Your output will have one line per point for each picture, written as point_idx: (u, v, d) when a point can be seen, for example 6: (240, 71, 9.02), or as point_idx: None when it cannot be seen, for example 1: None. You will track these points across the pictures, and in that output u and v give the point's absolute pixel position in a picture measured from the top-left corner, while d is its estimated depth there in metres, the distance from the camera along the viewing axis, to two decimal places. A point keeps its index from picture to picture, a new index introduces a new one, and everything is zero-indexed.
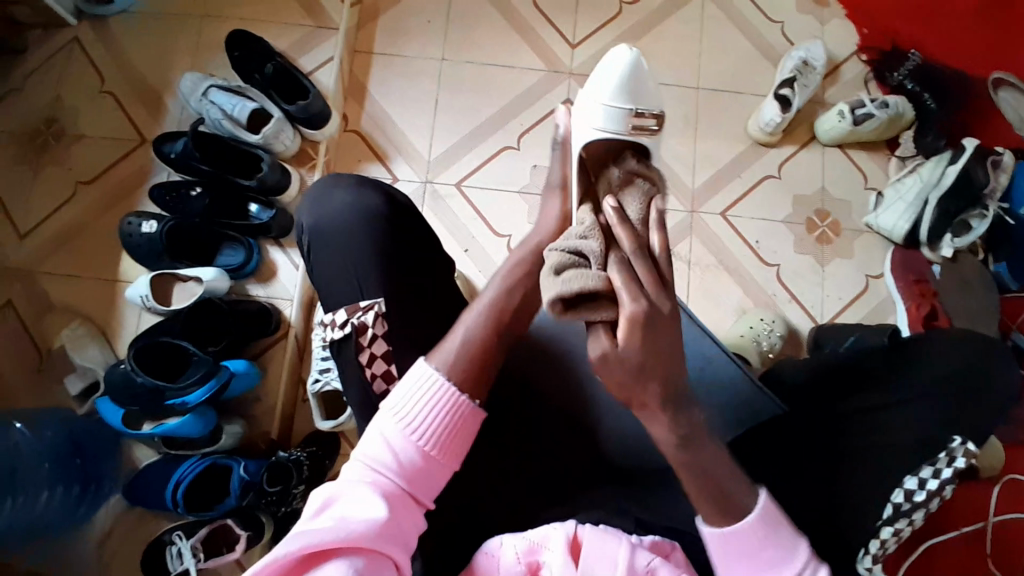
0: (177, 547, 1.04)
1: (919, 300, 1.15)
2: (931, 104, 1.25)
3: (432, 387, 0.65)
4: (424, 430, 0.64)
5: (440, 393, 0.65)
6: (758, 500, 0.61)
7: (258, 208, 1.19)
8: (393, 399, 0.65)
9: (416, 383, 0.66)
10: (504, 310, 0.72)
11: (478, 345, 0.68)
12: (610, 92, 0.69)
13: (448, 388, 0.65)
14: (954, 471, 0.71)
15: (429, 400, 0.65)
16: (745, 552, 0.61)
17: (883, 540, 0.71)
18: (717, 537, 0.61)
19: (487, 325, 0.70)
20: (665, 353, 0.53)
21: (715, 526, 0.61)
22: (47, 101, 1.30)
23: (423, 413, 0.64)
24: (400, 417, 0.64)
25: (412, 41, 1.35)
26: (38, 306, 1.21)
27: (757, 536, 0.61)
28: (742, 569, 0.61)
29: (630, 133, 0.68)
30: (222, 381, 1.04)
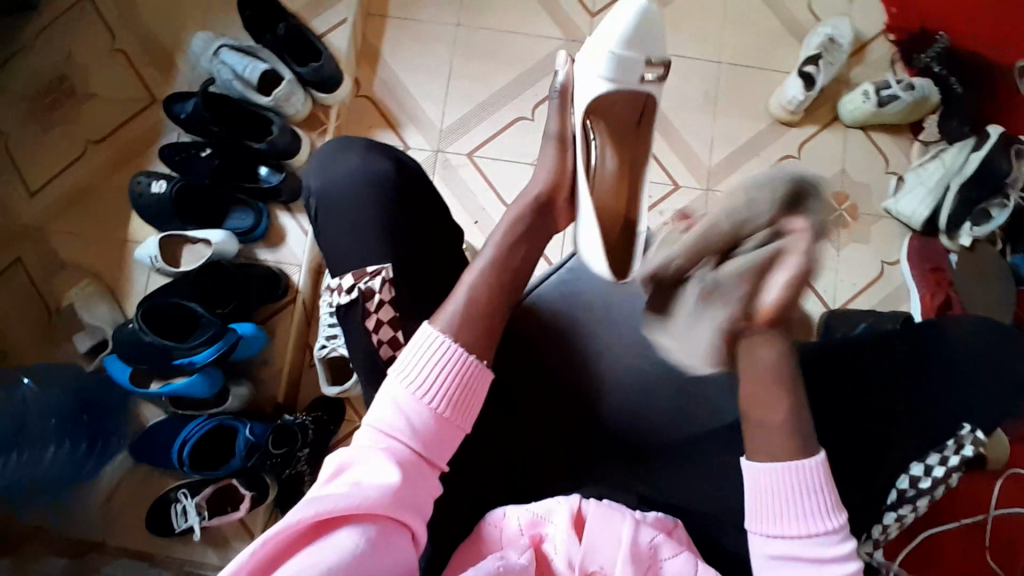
0: (183, 505, 1.07)
1: (934, 289, 1.13)
2: (958, 89, 1.20)
3: (439, 348, 0.65)
4: (433, 392, 0.64)
5: (448, 353, 0.65)
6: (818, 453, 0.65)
7: (267, 170, 1.18)
8: (402, 362, 0.65)
9: (425, 347, 0.65)
10: (506, 264, 0.73)
11: (478, 302, 0.69)
12: (619, 41, 0.77)
13: (456, 350, 0.65)
14: (960, 458, 0.79)
15: (438, 363, 0.65)
16: (798, 490, 0.64)
17: (886, 526, 0.79)
18: (778, 471, 0.64)
19: (488, 281, 0.71)
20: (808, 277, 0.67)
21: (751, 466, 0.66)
22: (58, 58, 1.29)
23: (430, 374, 0.64)
24: (409, 380, 0.64)
25: (428, 6, 1.32)
26: (50, 263, 1.22)
27: (812, 483, 0.64)
28: (785, 509, 0.64)
29: (641, 81, 0.79)
30: (229, 343, 1.04)
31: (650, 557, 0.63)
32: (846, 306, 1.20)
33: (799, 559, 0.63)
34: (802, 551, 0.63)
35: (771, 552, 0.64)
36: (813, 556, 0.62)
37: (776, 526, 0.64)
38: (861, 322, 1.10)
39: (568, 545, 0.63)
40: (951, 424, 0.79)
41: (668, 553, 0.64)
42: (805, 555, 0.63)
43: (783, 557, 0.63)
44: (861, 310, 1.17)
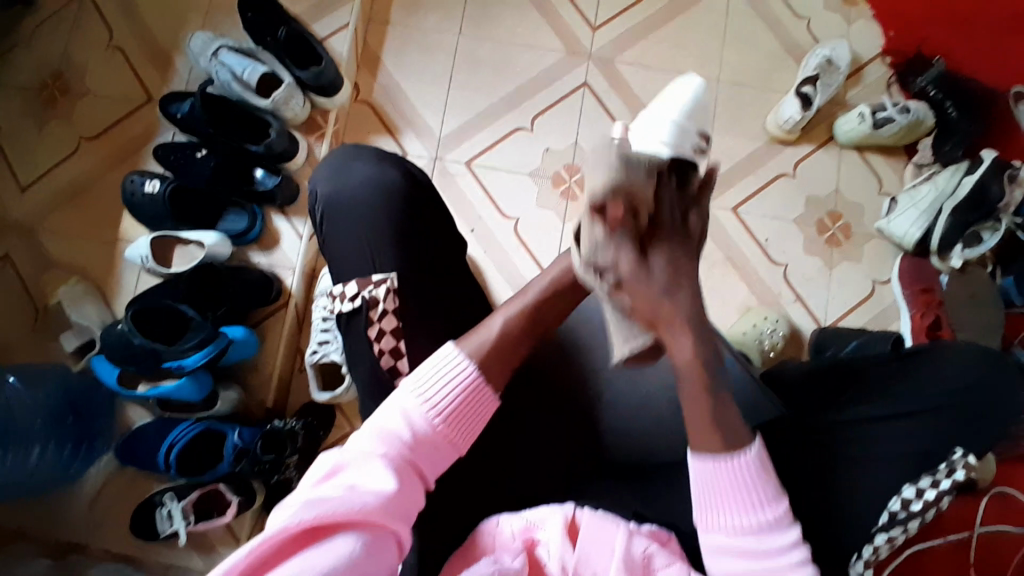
0: (168, 509, 1.05)
1: (924, 309, 1.13)
2: (952, 113, 1.21)
3: (456, 366, 0.65)
4: (443, 409, 0.64)
5: (463, 373, 0.65)
6: (753, 443, 0.63)
7: (264, 172, 1.16)
8: (416, 374, 0.65)
9: (444, 364, 0.65)
10: (543, 312, 0.71)
11: (510, 339, 0.68)
12: (679, 113, 0.67)
13: (470, 370, 0.65)
14: (954, 482, 0.73)
15: (450, 380, 0.64)
16: (732, 483, 0.62)
17: (877, 547, 0.74)
18: (706, 469, 0.63)
19: (519, 323, 0.69)
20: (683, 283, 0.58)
21: (706, 456, 0.63)
22: (55, 54, 1.28)
23: (444, 391, 0.64)
24: (421, 393, 0.64)
25: (429, 13, 1.32)
26: (38, 261, 1.20)
27: (740, 475, 0.62)
28: (723, 505, 0.63)
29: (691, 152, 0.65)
30: (218, 347, 1.02)
31: (643, 567, 0.63)
32: (838, 324, 1.21)
33: (746, 554, 0.63)
34: (747, 545, 0.62)
35: (716, 545, 0.63)
36: (757, 548, 0.62)
37: (718, 521, 0.63)
38: (853, 339, 1.10)
39: (561, 553, 0.62)
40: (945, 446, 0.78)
41: (661, 562, 0.63)
42: (751, 548, 0.62)
43: (728, 552, 0.63)
44: (852, 327, 1.18)
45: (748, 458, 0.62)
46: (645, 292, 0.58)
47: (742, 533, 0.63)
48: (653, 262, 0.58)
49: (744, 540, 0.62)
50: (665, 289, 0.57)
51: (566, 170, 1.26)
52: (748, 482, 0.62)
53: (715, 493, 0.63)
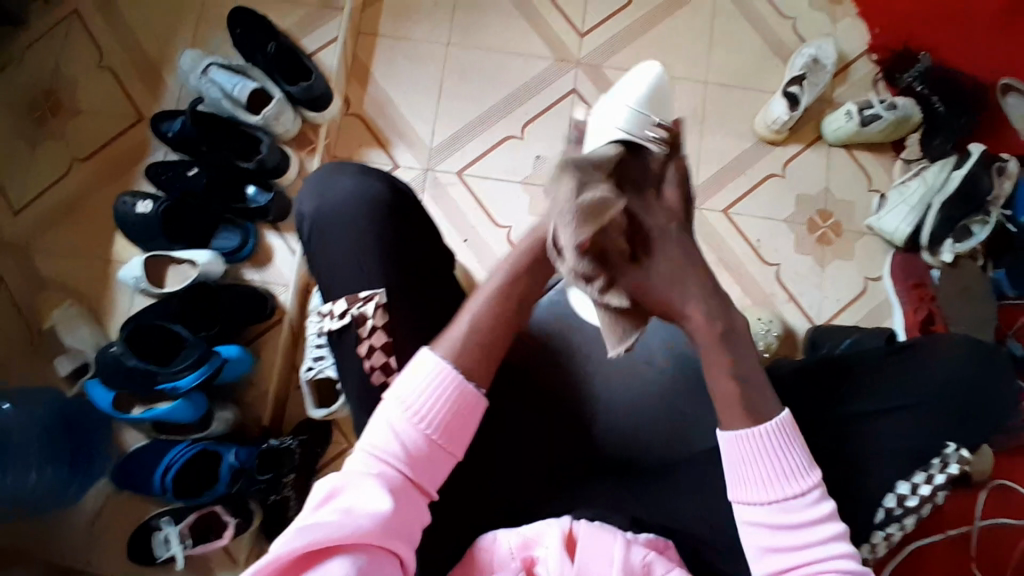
0: (164, 534, 1.05)
1: (917, 304, 1.15)
2: (941, 109, 1.22)
3: (437, 375, 0.65)
4: (429, 417, 0.63)
5: (446, 381, 0.64)
6: (779, 414, 0.64)
7: (255, 190, 1.17)
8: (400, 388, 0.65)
9: (420, 370, 0.65)
10: (511, 293, 0.70)
11: (484, 333, 0.68)
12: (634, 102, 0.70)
13: (452, 376, 0.65)
14: (948, 476, 0.76)
15: (434, 391, 0.64)
16: (758, 455, 0.63)
17: (875, 545, 0.77)
18: (731, 442, 0.63)
19: (494, 310, 0.69)
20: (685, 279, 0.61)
21: (732, 431, 0.64)
22: (45, 76, 1.28)
23: (429, 401, 0.64)
24: (406, 405, 0.64)
25: (416, 25, 1.33)
26: (33, 283, 1.20)
27: (767, 446, 0.63)
28: (750, 478, 0.63)
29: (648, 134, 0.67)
30: (213, 366, 1.03)
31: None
32: (831, 322, 1.21)
33: (775, 527, 0.62)
34: (777, 517, 0.62)
35: (746, 519, 0.63)
36: (787, 520, 0.62)
37: (747, 493, 0.63)
38: (847, 337, 1.11)
39: (560, 568, 0.62)
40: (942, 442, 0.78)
41: (660, 570, 0.63)
42: (780, 520, 0.62)
43: (758, 526, 0.63)
44: (846, 325, 1.18)
45: (774, 428, 0.63)
46: (647, 289, 0.60)
47: (771, 505, 0.63)
48: (650, 266, 0.60)
49: (773, 513, 0.62)
50: (667, 287, 0.61)
51: None
52: (776, 452, 0.63)
53: (744, 465, 0.63)
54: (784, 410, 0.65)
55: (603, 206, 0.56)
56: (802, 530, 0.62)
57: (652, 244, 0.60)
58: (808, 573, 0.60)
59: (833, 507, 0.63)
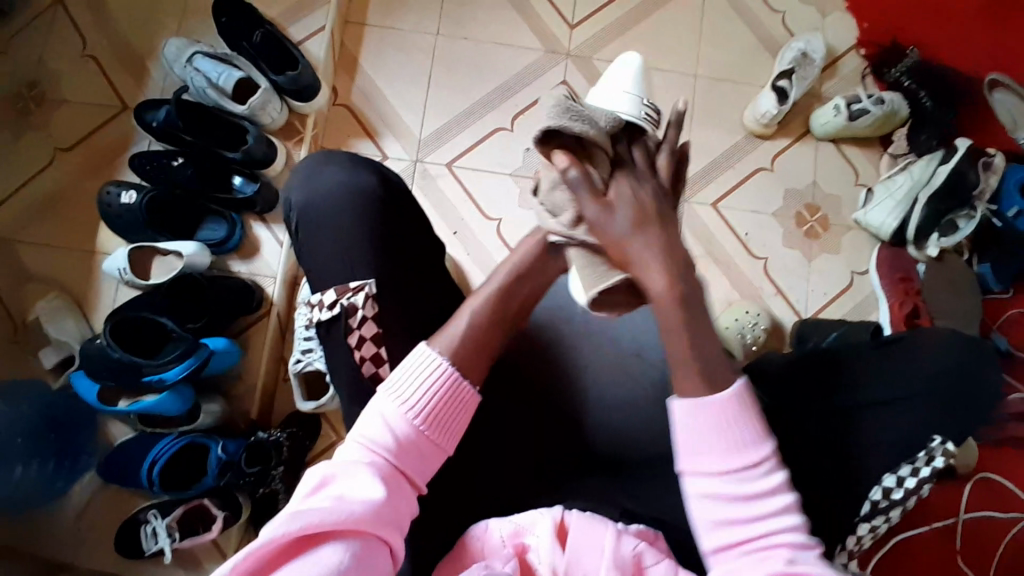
0: (153, 527, 1.04)
1: (902, 298, 1.16)
2: (927, 104, 1.23)
3: (433, 369, 0.65)
4: (424, 411, 0.63)
5: (441, 375, 0.65)
6: (736, 384, 0.62)
7: (242, 180, 1.16)
8: (394, 379, 0.65)
9: (418, 363, 0.65)
10: (506, 299, 0.72)
11: (479, 327, 0.69)
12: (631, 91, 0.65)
13: (448, 371, 0.65)
14: (933, 469, 0.75)
15: (429, 384, 0.64)
16: (714, 426, 0.61)
17: (859, 537, 0.77)
18: (687, 412, 0.61)
19: (490, 309, 0.71)
20: (655, 230, 0.56)
21: (688, 399, 0.61)
22: (26, 64, 1.26)
23: (424, 394, 0.64)
24: (401, 397, 0.64)
25: (405, 15, 1.32)
26: (14, 275, 1.18)
27: (724, 416, 0.61)
28: (705, 448, 0.61)
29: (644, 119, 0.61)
30: (201, 358, 1.02)
31: (634, 567, 0.63)
32: (818, 315, 1.22)
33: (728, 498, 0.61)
34: (731, 489, 0.61)
35: (699, 490, 0.62)
36: (741, 492, 0.61)
37: (701, 464, 0.61)
38: (834, 330, 1.12)
39: (551, 556, 0.62)
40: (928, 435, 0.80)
41: (651, 560, 0.64)
42: (735, 492, 0.61)
43: (711, 497, 0.61)
44: (833, 318, 1.19)
45: (730, 398, 0.61)
46: (606, 230, 0.56)
47: (726, 477, 0.61)
48: (616, 207, 0.55)
49: (725, 484, 0.61)
50: (629, 231, 0.55)
51: None
52: (729, 423, 0.61)
53: (699, 435, 0.61)
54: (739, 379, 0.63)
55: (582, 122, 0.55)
56: (752, 503, 0.61)
57: (629, 186, 0.56)
58: (762, 545, 0.60)
59: (784, 477, 0.62)
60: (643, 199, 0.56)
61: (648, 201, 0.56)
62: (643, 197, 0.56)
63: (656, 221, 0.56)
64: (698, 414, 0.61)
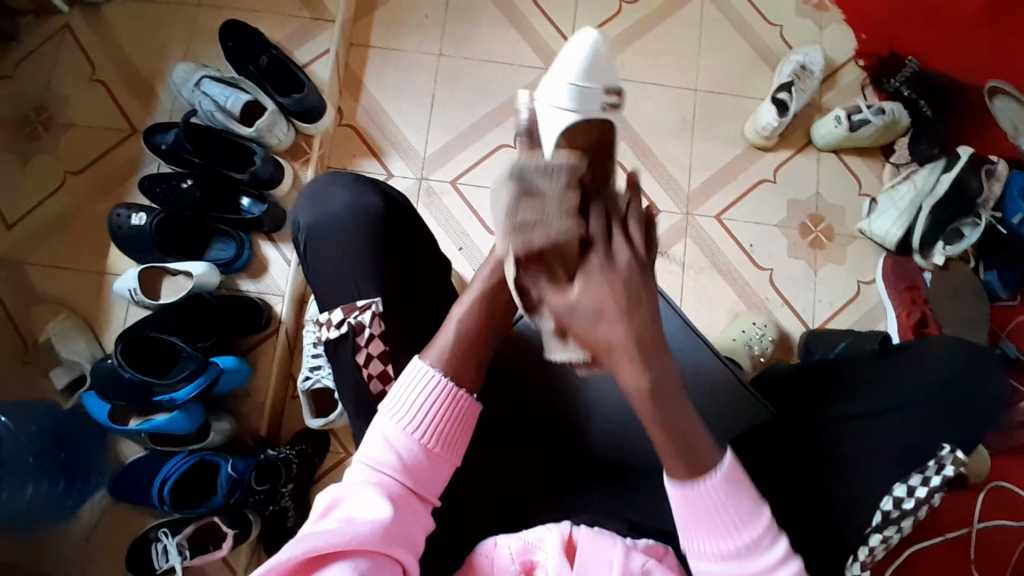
0: (163, 545, 1.03)
1: (909, 308, 1.16)
2: (928, 112, 1.25)
3: (427, 384, 0.65)
4: (423, 427, 0.64)
5: (438, 389, 0.65)
6: (723, 459, 0.60)
7: (250, 202, 1.17)
8: (392, 399, 0.65)
9: (412, 380, 0.66)
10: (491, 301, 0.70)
11: (469, 336, 0.68)
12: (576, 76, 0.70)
13: (443, 384, 0.65)
14: (944, 478, 0.72)
15: (426, 399, 0.65)
16: (706, 510, 0.60)
17: (871, 548, 0.72)
18: (679, 498, 0.61)
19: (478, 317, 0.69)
20: (623, 305, 0.50)
21: (678, 484, 0.60)
22: (37, 92, 1.28)
23: (422, 410, 0.64)
24: (399, 416, 0.64)
25: (408, 36, 1.34)
26: (26, 298, 1.20)
27: (714, 498, 0.60)
28: (701, 532, 0.61)
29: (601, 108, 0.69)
30: (210, 377, 1.03)
31: None
32: (825, 325, 1.22)
33: None
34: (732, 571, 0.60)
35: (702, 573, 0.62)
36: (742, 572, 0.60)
37: (700, 549, 0.61)
38: (841, 341, 1.11)
39: (559, 572, 0.62)
40: None
41: None
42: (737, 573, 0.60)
43: None
44: (840, 328, 1.19)
45: (718, 479, 0.59)
46: (574, 319, 0.51)
47: (725, 559, 0.61)
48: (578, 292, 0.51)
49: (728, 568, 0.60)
50: (596, 315, 0.50)
51: None
52: (721, 503, 0.60)
53: (692, 520, 0.61)
54: (728, 453, 0.61)
55: (532, 224, 0.53)
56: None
57: (597, 272, 0.50)
58: None
59: (785, 545, 0.62)
60: (610, 275, 0.50)
61: (616, 272, 0.50)
62: (608, 275, 0.50)
63: (627, 295, 0.50)
64: (695, 482, 0.60)
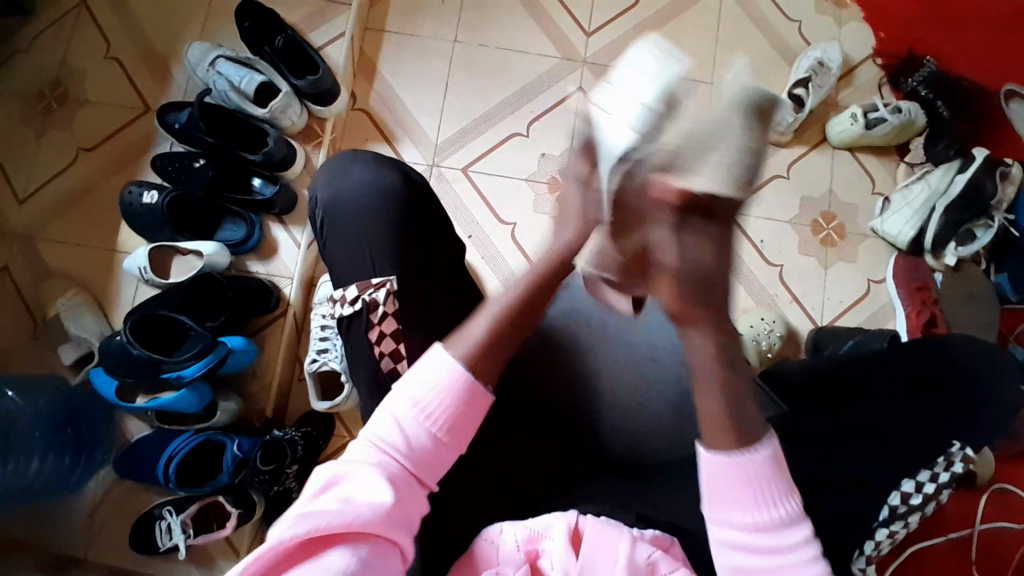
0: (167, 523, 1.05)
1: (920, 307, 1.15)
2: (945, 114, 1.22)
3: (449, 381, 0.62)
4: (437, 416, 0.62)
5: (459, 386, 0.62)
6: (770, 439, 0.56)
7: (261, 182, 1.17)
8: (409, 380, 0.63)
9: (435, 372, 0.63)
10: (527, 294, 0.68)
11: (496, 338, 0.65)
12: None
13: (466, 382, 0.63)
14: (950, 475, 0.81)
15: (444, 392, 0.62)
16: (743, 481, 0.55)
17: (878, 541, 0.81)
18: (718, 464, 0.56)
19: (509, 318, 0.67)
20: None
21: (717, 451, 0.56)
22: (52, 66, 1.28)
23: (438, 400, 0.62)
24: (414, 401, 0.62)
25: (424, 22, 1.33)
26: (35, 271, 1.20)
27: (754, 470, 0.55)
28: (732, 501, 0.56)
29: None
30: (218, 356, 1.02)
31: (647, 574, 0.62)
32: (835, 323, 1.22)
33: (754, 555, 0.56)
34: (756, 546, 0.56)
35: (720, 541, 0.57)
36: (767, 551, 0.56)
37: (725, 518, 0.57)
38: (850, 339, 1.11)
39: (565, 563, 0.62)
40: (942, 441, 0.79)
41: (666, 569, 0.63)
42: (761, 549, 0.56)
43: (735, 550, 0.57)
44: (849, 327, 1.18)
45: (762, 456, 0.55)
46: None
47: (751, 533, 0.56)
48: None
49: (751, 542, 0.56)
50: None
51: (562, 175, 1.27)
52: (758, 480, 0.55)
53: (724, 489, 0.56)
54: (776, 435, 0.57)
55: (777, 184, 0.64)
56: (776, 556, 0.56)
57: None
58: None
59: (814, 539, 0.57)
60: None
61: None
62: None
63: None
64: (739, 448, 0.55)
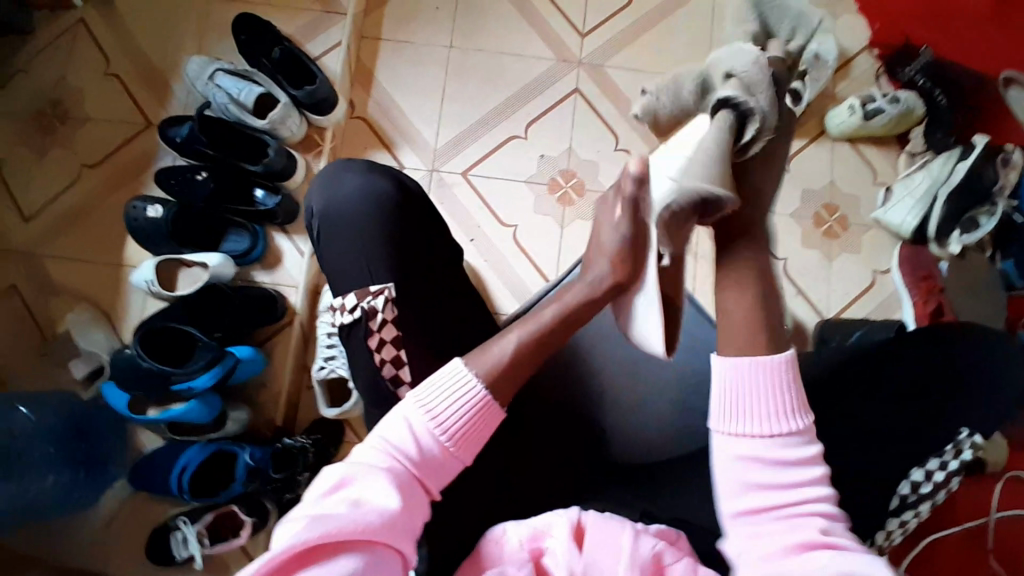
0: (183, 534, 1.06)
1: (925, 296, 1.15)
2: (943, 102, 1.21)
3: (466, 394, 0.63)
4: (451, 427, 0.62)
5: (474, 399, 0.63)
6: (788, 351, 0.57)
7: (264, 193, 1.18)
8: (424, 388, 0.63)
9: (454, 384, 0.63)
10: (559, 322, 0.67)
11: (521, 362, 0.65)
12: None
13: (481, 395, 0.63)
14: (960, 462, 0.80)
15: (458, 403, 0.63)
16: (758, 386, 0.55)
17: (891, 529, 0.77)
18: (734, 369, 0.56)
19: (532, 344, 0.66)
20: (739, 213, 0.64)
21: (735, 357, 0.56)
22: (52, 85, 1.29)
23: (452, 411, 0.62)
24: (428, 409, 0.62)
25: (419, 28, 1.34)
26: (42, 286, 1.21)
27: (770, 378, 0.55)
28: (747, 408, 0.56)
29: None
30: (227, 367, 1.04)
31: (654, 565, 0.62)
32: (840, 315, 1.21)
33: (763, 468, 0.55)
34: (766, 457, 0.55)
35: (729, 453, 0.56)
36: (777, 464, 0.55)
37: (738, 426, 0.56)
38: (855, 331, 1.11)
39: (568, 558, 0.62)
40: (951, 429, 0.79)
41: (671, 559, 0.63)
42: (770, 462, 0.55)
43: (744, 462, 0.56)
44: (855, 319, 1.18)
45: (779, 362, 0.55)
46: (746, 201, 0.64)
47: (763, 444, 0.55)
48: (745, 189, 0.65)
49: (763, 452, 0.55)
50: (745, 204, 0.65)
51: (562, 175, 1.28)
52: (775, 386, 0.55)
53: (738, 395, 0.56)
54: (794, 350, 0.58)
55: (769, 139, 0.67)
56: (790, 470, 0.55)
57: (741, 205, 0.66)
58: (785, 515, 0.55)
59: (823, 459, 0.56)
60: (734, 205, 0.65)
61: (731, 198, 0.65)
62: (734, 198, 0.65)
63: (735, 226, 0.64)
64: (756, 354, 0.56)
